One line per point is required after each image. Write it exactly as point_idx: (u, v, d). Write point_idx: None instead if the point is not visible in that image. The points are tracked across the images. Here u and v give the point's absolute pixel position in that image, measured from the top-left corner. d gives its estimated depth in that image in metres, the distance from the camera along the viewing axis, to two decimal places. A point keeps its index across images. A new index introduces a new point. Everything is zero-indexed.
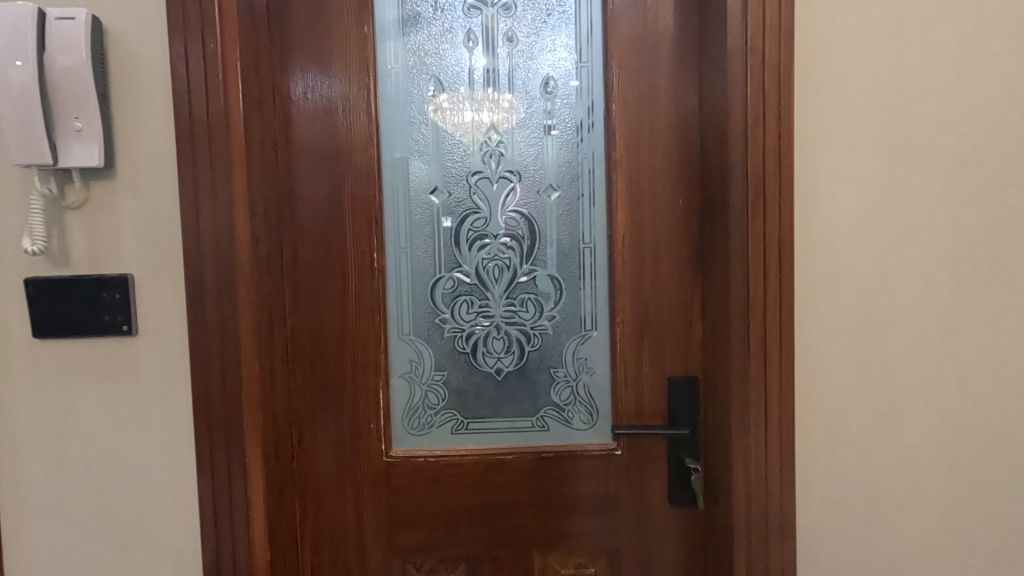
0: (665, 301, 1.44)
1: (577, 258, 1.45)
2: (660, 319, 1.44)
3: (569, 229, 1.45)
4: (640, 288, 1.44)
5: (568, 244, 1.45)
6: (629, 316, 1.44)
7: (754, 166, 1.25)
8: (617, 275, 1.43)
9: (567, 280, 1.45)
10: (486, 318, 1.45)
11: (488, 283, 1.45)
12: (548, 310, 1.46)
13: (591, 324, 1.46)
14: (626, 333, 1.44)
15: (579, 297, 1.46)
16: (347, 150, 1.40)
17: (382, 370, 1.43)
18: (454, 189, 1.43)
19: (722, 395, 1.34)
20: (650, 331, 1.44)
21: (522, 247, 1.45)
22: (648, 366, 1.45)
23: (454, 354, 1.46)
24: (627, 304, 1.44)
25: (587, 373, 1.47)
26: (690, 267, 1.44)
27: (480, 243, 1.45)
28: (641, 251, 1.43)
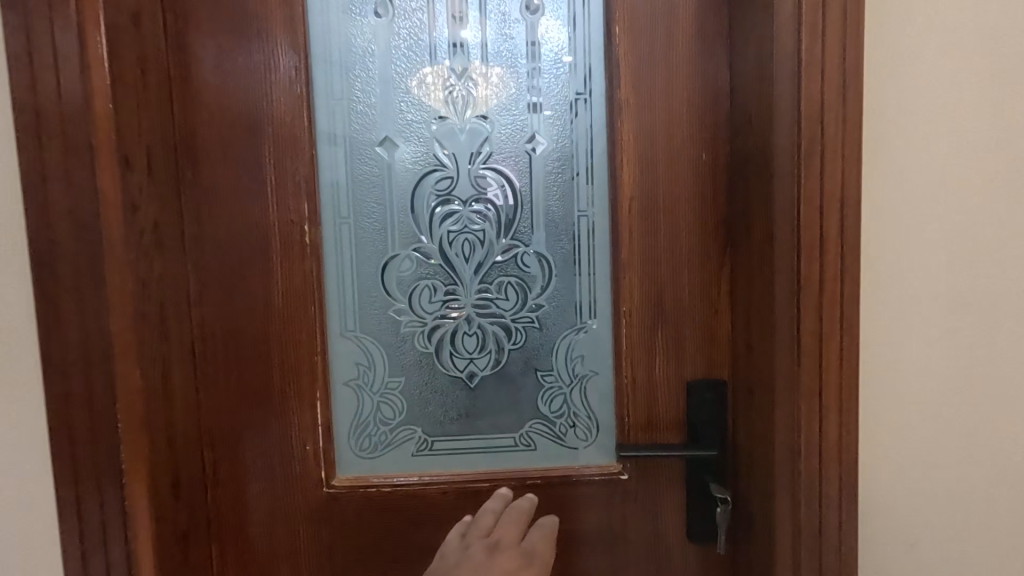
0: (683, 284, 1.12)
1: (570, 230, 1.13)
2: (677, 307, 1.12)
3: (560, 194, 1.12)
4: (652, 267, 1.12)
5: (558, 212, 1.13)
6: (637, 304, 1.12)
7: (809, 99, 0.92)
8: (623, 251, 1.11)
9: (558, 258, 1.13)
10: (454, 308, 1.13)
11: (456, 263, 1.13)
12: (534, 296, 1.14)
13: (589, 314, 1.14)
14: (633, 326, 1.13)
15: (573, 280, 1.14)
16: (266, 90, 1.06)
17: (321, 377, 1.11)
18: (410, 143, 1.10)
19: (760, 404, 1.03)
20: (664, 323, 1.13)
21: (500, 217, 1.12)
22: (661, 367, 1.14)
23: (413, 354, 1.14)
24: (635, 287, 1.12)
25: (585, 376, 1.15)
26: (716, 239, 1.11)
27: (445, 211, 1.12)
28: (654, 220, 1.11)
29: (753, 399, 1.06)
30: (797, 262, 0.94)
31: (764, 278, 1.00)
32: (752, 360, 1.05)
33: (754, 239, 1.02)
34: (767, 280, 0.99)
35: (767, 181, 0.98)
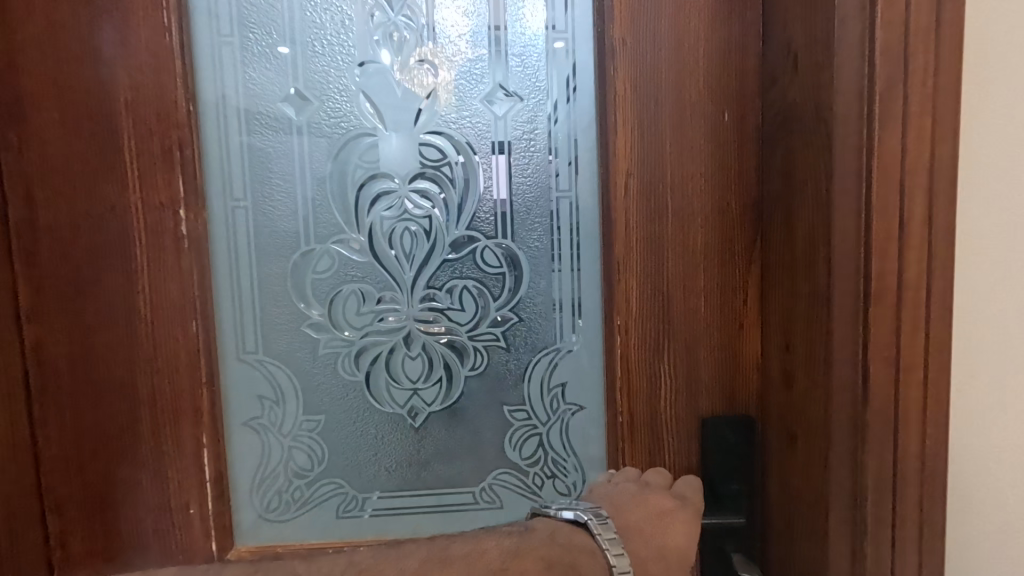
0: (696, 289, 0.84)
1: (545, 218, 0.84)
2: (687, 320, 0.84)
3: (532, 170, 0.83)
4: (656, 268, 0.83)
5: (530, 193, 0.84)
6: (636, 317, 0.84)
7: (886, 25, 0.63)
8: (617, 246, 0.83)
9: (530, 255, 0.85)
10: (390, 322, 0.84)
11: (393, 262, 0.84)
12: (498, 306, 0.85)
13: (572, 329, 0.86)
14: (630, 346, 0.84)
15: (550, 285, 0.85)
16: (121, 22, 0.76)
17: (209, 415, 0.82)
18: (327, 97, 0.81)
19: (804, 455, 0.75)
20: (671, 341, 0.85)
21: (453, 199, 0.83)
22: (666, 399, 0.86)
23: (337, 384, 0.85)
24: (633, 294, 0.83)
25: (566, 411, 0.87)
26: (742, 229, 0.83)
27: (377, 192, 0.83)
28: (657, 202, 0.82)
29: (792, 445, 0.78)
30: (862, 261, 0.66)
31: (812, 284, 0.72)
32: (792, 393, 0.77)
33: (796, 228, 0.74)
34: (816, 287, 0.71)
35: (819, 146, 0.69)
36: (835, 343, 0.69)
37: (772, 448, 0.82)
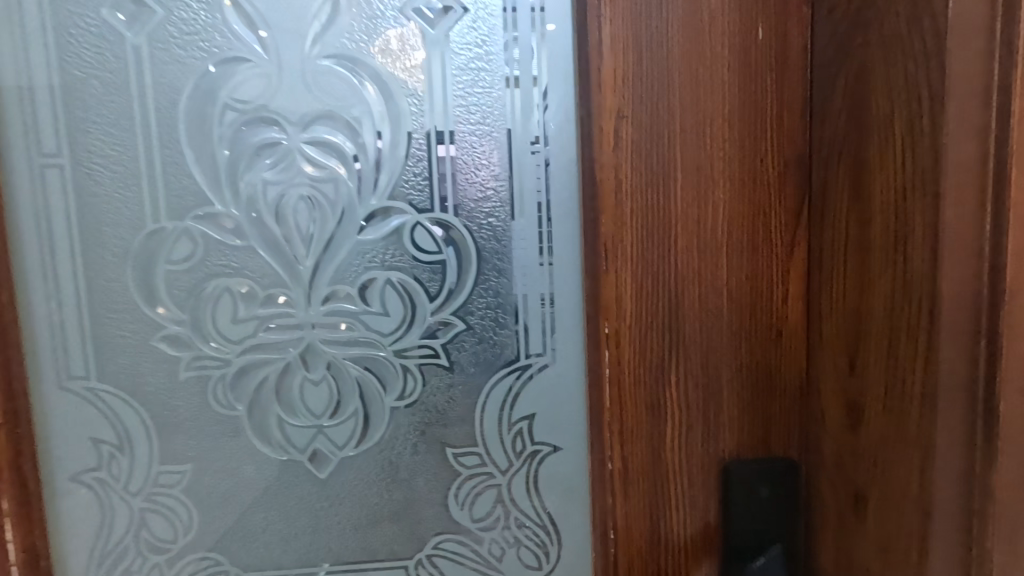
0: (718, 284, 0.58)
1: (501, 182, 0.59)
2: (703, 326, 0.58)
3: (483, 112, 0.58)
4: (658, 251, 0.57)
5: (480, 145, 0.58)
6: (631, 323, 0.58)
7: None
8: (604, 220, 0.57)
9: (480, 236, 0.59)
10: (281, 332, 0.59)
11: (282, 246, 0.58)
12: (437, 308, 0.60)
13: (542, 339, 0.61)
14: (622, 365, 0.59)
15: (511, 279, 0.60)
16: None
17: (17, 467, 0.57)
18: (179, 3, 0.55)
19: (880, 524, 0.51)
20: (681, 357, 0.59)
21: (367, 154, 0.58)
22: (673, 439, 0.60)
23: (207, 421, 0.60)
24: (628, 289, 0.58)
25: (534, 453, 0.62)
26: (779, 196, 0.57)
27: (256, 143, 0.57)
28: (661, 157, 0.56)
29: (859, 508, 0.54)
30: (988, 231, 0.43)
31: (899, 271, 0.48)
32: (858, 432, 0.53)
33: (871, 191, 0.50)
34: (906, 275, 0.47)
35: (913, 60, 0.46)
36: (939, 359, 0.45)
37: (827, 509, 0.58)
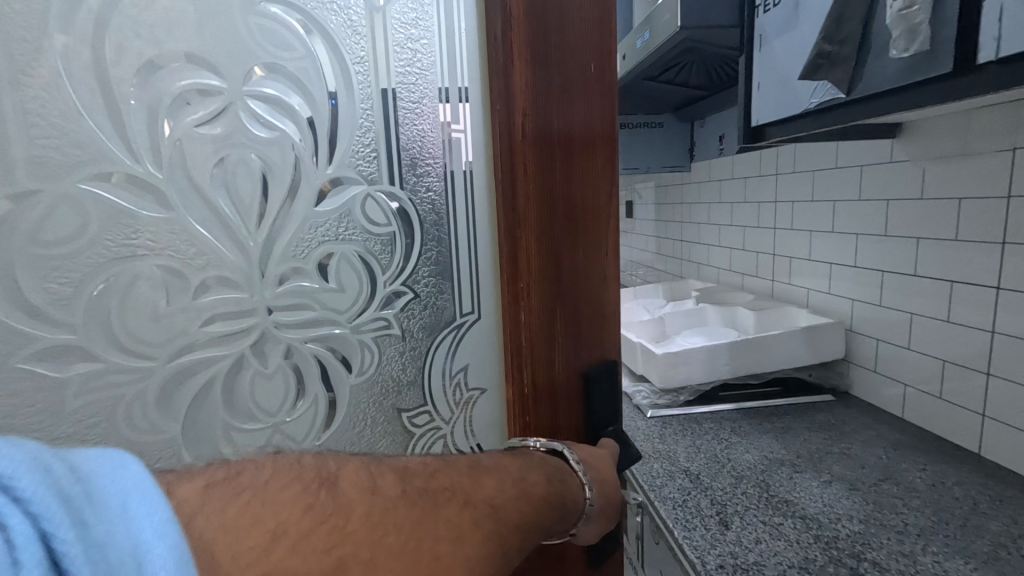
0: (592, 241, 0.50)
1: (438, 155, 0.51)
2: (573, 259, 0.49)
3: (422, 92, 0.50)
4: (541, 177, 0.46)
5: (415, 119, 0.50)
6: (530, 293, 0.48)
7: None
8: (518, 160, 0.46)
9: (421, 206, 0.52)
10: (227, 324, 0.48)
11: (224, 218, 0.47)
12: (391, 276, 0.52)
13: (468, 291, 0.53)
14: (522, 332, 0.49)
15: (451, 239, 0.53)
16: None
17: None
18: None
19: None
20: (565, 300, 0.49)
21: (319, 114, 0.48)
22: (567, 377, 0.51)
23: (121, 439, 0.45)
24: (529, 257, 0.48)
25: (472, 398, 0.55)
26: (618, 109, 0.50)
27: (182, 93, 0.44)
28: (546, 72, 0.45)
29: None
30: None
31: None
32: None
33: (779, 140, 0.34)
34: None
35: None
36: None
37: None
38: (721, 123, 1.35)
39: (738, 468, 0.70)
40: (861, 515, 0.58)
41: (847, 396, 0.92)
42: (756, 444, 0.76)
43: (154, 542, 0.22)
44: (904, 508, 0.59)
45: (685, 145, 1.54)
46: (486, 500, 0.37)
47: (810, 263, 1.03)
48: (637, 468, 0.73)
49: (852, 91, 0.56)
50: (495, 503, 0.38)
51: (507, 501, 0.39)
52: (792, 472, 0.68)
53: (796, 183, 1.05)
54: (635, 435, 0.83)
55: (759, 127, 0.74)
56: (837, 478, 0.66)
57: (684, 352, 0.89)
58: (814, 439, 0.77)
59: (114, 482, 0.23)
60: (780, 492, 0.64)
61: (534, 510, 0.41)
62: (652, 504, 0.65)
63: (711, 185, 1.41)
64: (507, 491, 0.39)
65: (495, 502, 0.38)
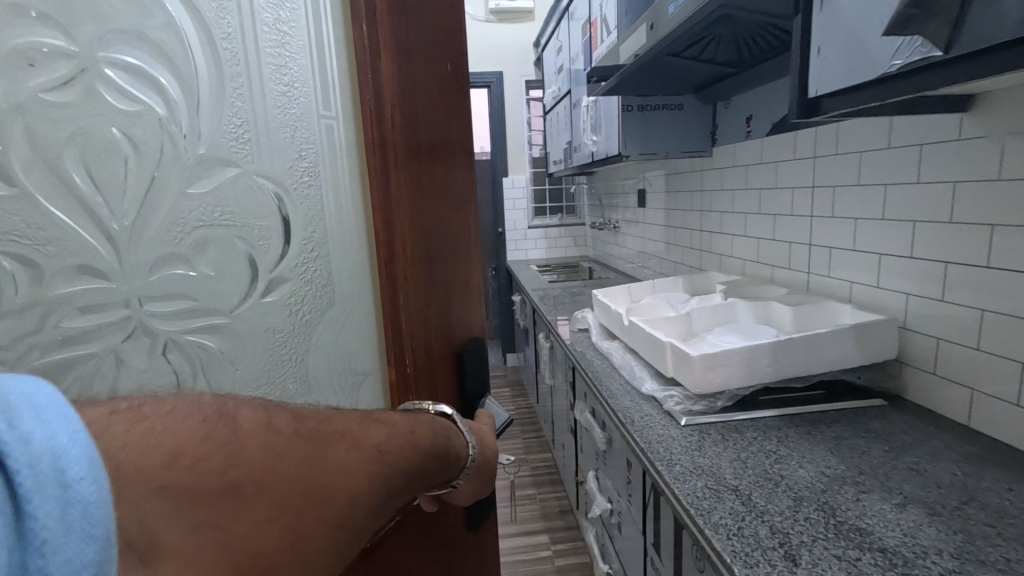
0: (458, 228, 0.48)
1: (302, 130, 0.40)
2: (438, 267, 0.45)
3: (292, 79, 0.39)
4: (406, 181, 0.40)
5: (288, 103, 0.39)
6: (411, 292, 0.42)
7: None
8: (395, 155, 0.39)
9: (295, 182, 0.40)
10: (85, 331, 0.34)
11: (86, 204, 0.33)
12: (284, 267, 0.40)
13: (342, 283, 0.43)
14: (404, 339, 0.42)
15: (324, 221, 0.42)
16: None
17: None
18: None
19: None
20: (437, 307, 0.45)
21: (190, 93, 0.35)
22: (439, 382, 0.47)
23: None
24: (407, 251, 0.41)
25: (351, 388, 0.45)
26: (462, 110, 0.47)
27: (21, 49, 0.30)
28: (403, 63, 0.39)
29: None
30: None
31: None
32: None
33: None
34: None
35: None
36: None
37: None
38: (747, 103, 1.25)
39: (794, 487, 0.62)
40: (952, 552, 0.50)
41: (900, 400, 0.83)
42: (808, 457, 0.68)
43: (75, 447, 0.19)
44: (999, 538, 0.51)
45: (706, 129, 1.45)
46: (375, 445, 0.33)
47: (854, 255, 0.94)
48: (679, 488, 0.64)
49: (949, 49, 0.46)
50: (383, 449, 0.34)
51: (407, 454, 0.36)
52: (858, 492, 0.60)
53: (838, 167, 0.96)
54: (670, 448, 0.74)
55: (816, 98, 0.65)
56: (909, 500, 0.58)
57: (722, 352, 0.80)
58: (874, 451, 0.68)
59: (30, 397, 0.19)
60: (849, 518, 0.55)
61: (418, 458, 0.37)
62: (700, 531, 0.57)
63: (738, 170, 1.31)
64: (396, 438, 0.35)
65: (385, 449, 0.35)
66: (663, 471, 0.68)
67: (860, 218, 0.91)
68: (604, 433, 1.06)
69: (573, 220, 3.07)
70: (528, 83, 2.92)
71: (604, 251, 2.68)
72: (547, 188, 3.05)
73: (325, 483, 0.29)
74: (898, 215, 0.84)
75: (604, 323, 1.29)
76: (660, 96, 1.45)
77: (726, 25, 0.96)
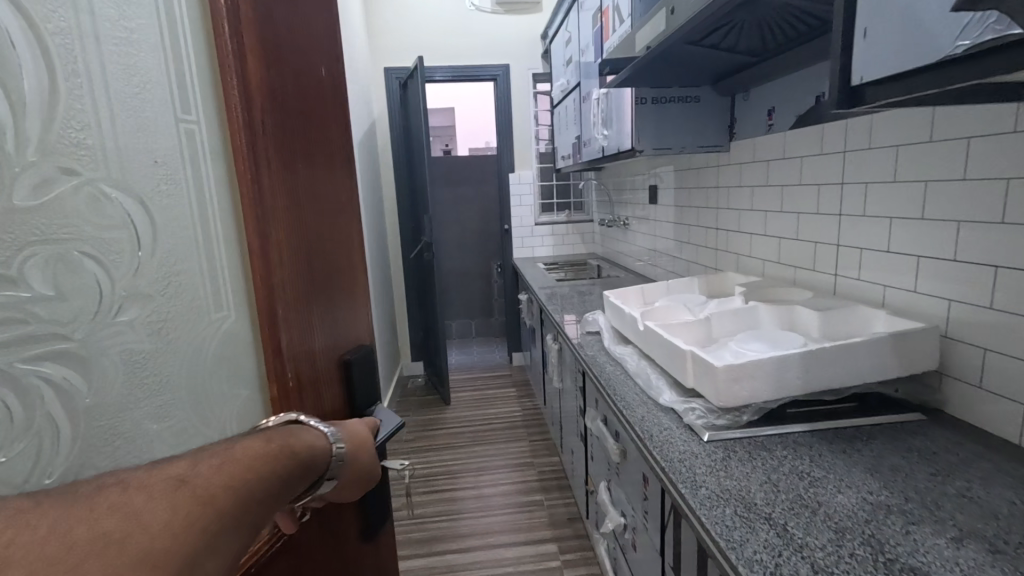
0: (327, 248, 0.58)
1: (171, 160, 0.43)
2: (308, 284, 0.54)
3: (145, 100, 0.41)
4: (272, 213, 0.49)
5: (139, 109, 0.40)
6: (288, 308, 0.51)
7: None
8: (264, 188, 0.48)
9: (150, 190, 0.41)
10: None
11: None
12: (144, 282, 0.40)
13: (214, 291, 0.46)
14: (282, 344, 0.50)
15: (189, 232, 0.44)
16: None
17: None
18: None
19: None
20: (307, 316, 0.54)
21: (20, 107, 0.32)
22: (309, 380, 0.54)
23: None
24: (282, 268, 0.50)
25: (229, 402, 0.49)
26: (320, 158, 0.57)
27: None
28: (270, 121, 0.48)
29: None
30: None
31: None
32: None
33: None
34: None
35: None
36: None
37: None
38: (770, 95, 1.18)
39: (833, 516, 0.56)
40: None
41: (940, 415, 0.77)
42: (847, 481, 0.62)
43: None
44: None
45: (724, 123, 1.38)
46: (174, 472, 0.32)
47: (889, 257, 0.87)
48: (706, 514, 0.58)
49: None
50: (188, 474, 0.32)
51: (230, 471, 0.34)
52: (906, 523, 0.54)
53: (871, 162, 0.89)
54: (693, 468, 0.68)
55: (859, 86, 0.59)
56: (969, 534, 0.52)
57: (748, 363, 0.74)
58: (919, 474, 0.62)
59: None
60: (900, 555, 0.50)
61: (262, 471, 0.37)
62: (731, 567, 0.51)
63: (759, 164, 1.25)
64: (207, 460, 0.34)
65: (202, 475, 0.33)
66: (687, 494, 0.62)
67: (896, 217, 0.85)
68: (618, 443, 1.00)
69: (581, 217, 3.02)
70: (536, 77, 2.85)
71: (613, 249, 2.62)
72: (554, 185, 2.99)
73: (121, 529, 0.29)
74: (939, 214, 0.77)
75: (616, 326, 1.23)
76: (676, 88, 1.39)
77: (752, 12, 0.90)
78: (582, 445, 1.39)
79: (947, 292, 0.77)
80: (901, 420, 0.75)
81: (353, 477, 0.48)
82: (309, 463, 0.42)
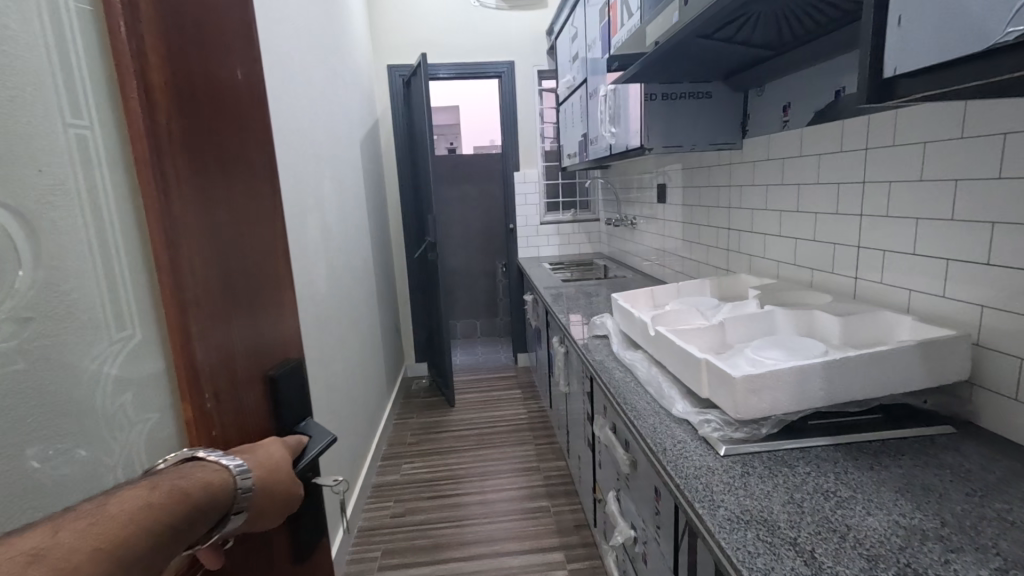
0: (254, 263, 0.53)
1: (59, 162, 0.40)
2: (230, 303, 0.49)
3: (23, 102, 0.38)
4: (181, 225, 0.44)
5: (18, 109, 0.38)
6: (208, 327, 0.46)
7: None
8: (174, 196, 0.43)
9: (36, 198, 0.39)
10: None
11: None
12: (32, 303, 0.38)
13: (111, 304, 0.44)
14: (198, 361, 0.45)
15: (79, 243, 0.42)
16: None
17: None
18: None
19: None
20: (232, 335, 0.49)
21: None
22: (234, 407, 0.49)
23: None
24: (196, 275, 0.45)
25: (137, 427, 0.47)
26: (244, 167, 0.52)
27: None
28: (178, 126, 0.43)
29: None
30: None
31: None
32: None
33: None
34: None
35: None
36: None
37: None
38: (785, 90, 1.14)
39: (863, 542, 0.52)
40: None
41: (970, 427, 0.73)
42: (876, 501, 0.58)
43: None
44: None
45: (736, 120, 1.33)
46: (25, 549, 0.31)
47: (914, 259, 0.83)
48: (726, 538, 0.55)
49: None
50: (46, 546, 0.31)
51: (104, 528, 0.34)
52: (944, 550, 0.50)
53: (895, 159, 0.85)
54: (710, 486, 0.64)
55: (892, 78, 0.54)
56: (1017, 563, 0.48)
57: (766, 374, 0.70)
58: (954, 495, 0.58)
59: None
60: None
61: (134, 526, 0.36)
62: None
63: (774, 161, 1.20)
64: (66, 525, 0.33)
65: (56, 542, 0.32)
66: (705, 515, 0.59)
67: (922, 218, 0.81)
68: (628, 453, 0.96)
69: (587, 216, 2.98)
70: (541, 74, 2.81)
71: (620, 249, 2.58)
72: (560, 183, 2.96)
73: None
74: (971, 215, 0.73)
75: (625, 331, 1.19)
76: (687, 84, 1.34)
77: (770, 3, 0.86)
78: (590, 452, 1.35)
79: (979, 298, 0.73)
80: (928, 433, 0.71)
81: (264, 505, 0.47)
82: (205, 503, 0.41)
